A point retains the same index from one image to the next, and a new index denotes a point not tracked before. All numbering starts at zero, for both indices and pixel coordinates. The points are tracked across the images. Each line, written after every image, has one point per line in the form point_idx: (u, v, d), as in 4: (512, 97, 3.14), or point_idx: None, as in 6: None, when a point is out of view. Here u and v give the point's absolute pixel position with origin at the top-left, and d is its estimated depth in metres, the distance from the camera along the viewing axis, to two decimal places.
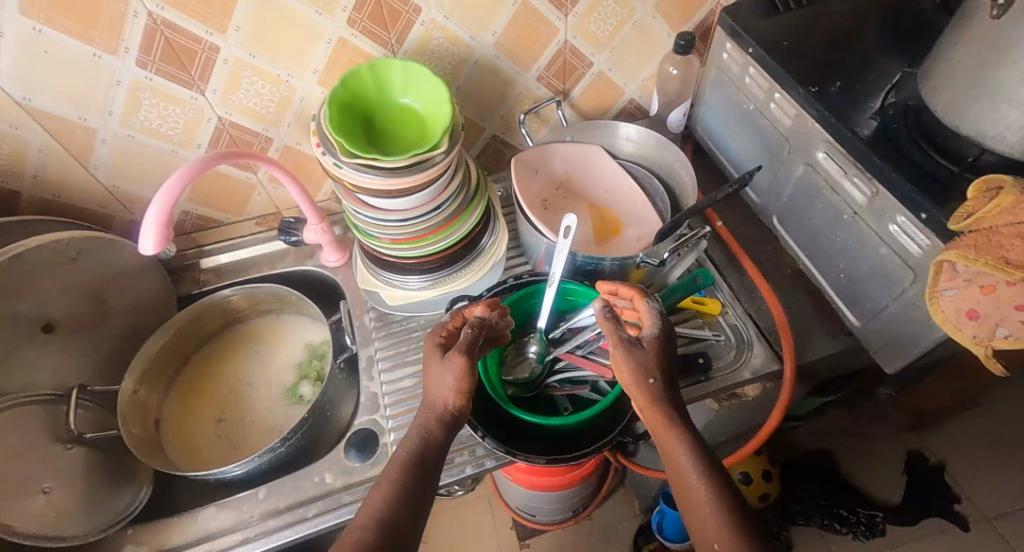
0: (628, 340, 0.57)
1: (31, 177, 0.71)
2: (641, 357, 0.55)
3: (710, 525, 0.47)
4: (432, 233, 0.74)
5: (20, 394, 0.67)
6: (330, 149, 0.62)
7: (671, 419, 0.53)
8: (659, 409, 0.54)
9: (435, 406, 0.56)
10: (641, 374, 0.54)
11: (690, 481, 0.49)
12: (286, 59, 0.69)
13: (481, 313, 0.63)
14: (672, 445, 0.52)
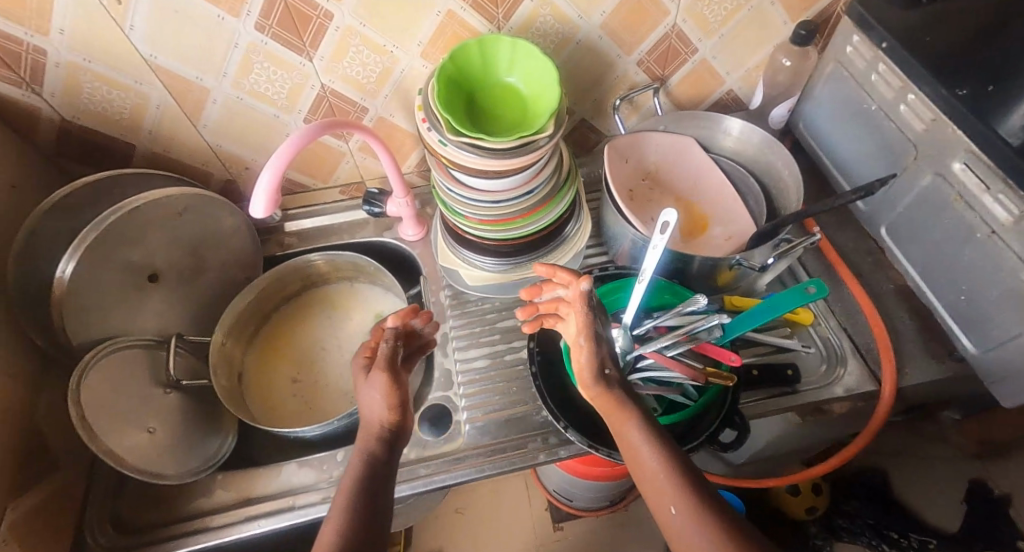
0: (597, 335, 0.57)
1: (147, 132, 0.74)
2: (601, 350, 0.58)
3: (664, 487, 0.50)
4: (521, 217, 0.73)
5: (127, 338, 0.71)
6: (435, 126, 0.61)
7: (621, 403, 0.56)
8: (618, 399, 0.56)
9: (372, 427, 0.57)
10: (598, 365, 0.57)
11: (645, 457, 0.53)
12: (393, 30, 0.68)
13: (394, 325, 0.65)
14: (625, 426, 0.55)
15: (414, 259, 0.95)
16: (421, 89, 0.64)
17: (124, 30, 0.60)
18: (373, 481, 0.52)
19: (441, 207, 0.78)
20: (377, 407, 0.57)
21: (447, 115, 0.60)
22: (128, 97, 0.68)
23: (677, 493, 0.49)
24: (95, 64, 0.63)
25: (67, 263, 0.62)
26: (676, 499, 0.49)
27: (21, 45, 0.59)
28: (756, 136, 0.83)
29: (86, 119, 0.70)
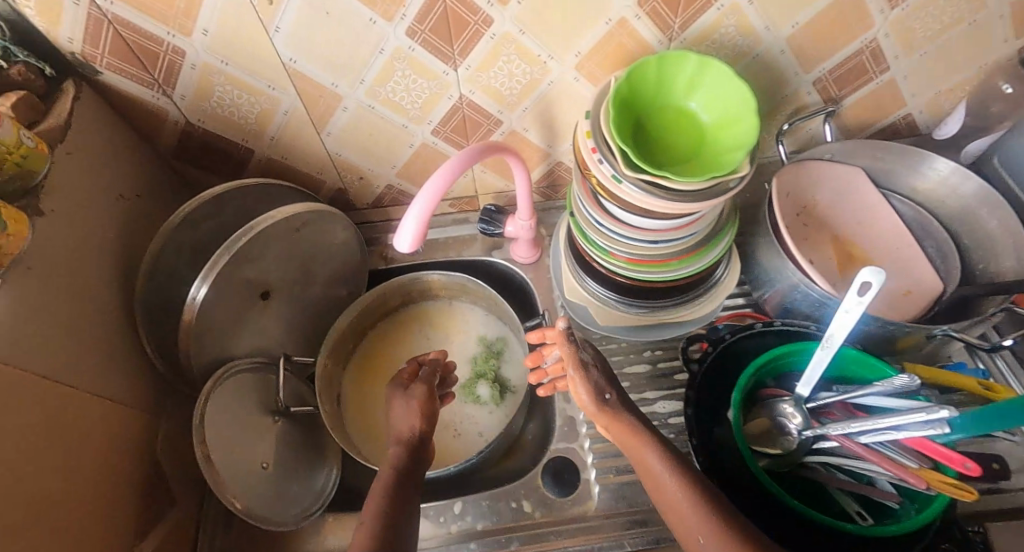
0: (584, 362, 0.54)
1: (269, 138, 0.68)
2: (592, 378, 0.54)
3: (692, 520, 0.47)
4: (676, 258, 0.64)
5: (232, 363, 0.66)
6: (609, 159, 0.53)
7: (637, 429, 0.52)
8: (622, 421, 0.53)
9: (401, 435, 0.57)
10: (597, 393, 0.54)
11: (665, 483, 0.49)
12: (554, 40, 0.59)
13: (434, 356, 0.70)
14: (642, 449, 0.51)
15: (525, 282, 0.88)
16: (588, 111, 0.56)
17: (269, 33, 0.53)
18: (398, 490, 0.49)
19: (579, 236, 0.70)
20: (408, 420, 0.59)
21: (625, 148, 0.51)
22: (258, 101, 0.62)
23: (706, 528, 0.45)
24: (232, 67, 0.57)
25: (200, 286, 0.58)
26: (703, 532, 0.45)
27: (161, 45, 0.53)
28: (972, 187, 0.69)
29: (210, 122, 0.64)
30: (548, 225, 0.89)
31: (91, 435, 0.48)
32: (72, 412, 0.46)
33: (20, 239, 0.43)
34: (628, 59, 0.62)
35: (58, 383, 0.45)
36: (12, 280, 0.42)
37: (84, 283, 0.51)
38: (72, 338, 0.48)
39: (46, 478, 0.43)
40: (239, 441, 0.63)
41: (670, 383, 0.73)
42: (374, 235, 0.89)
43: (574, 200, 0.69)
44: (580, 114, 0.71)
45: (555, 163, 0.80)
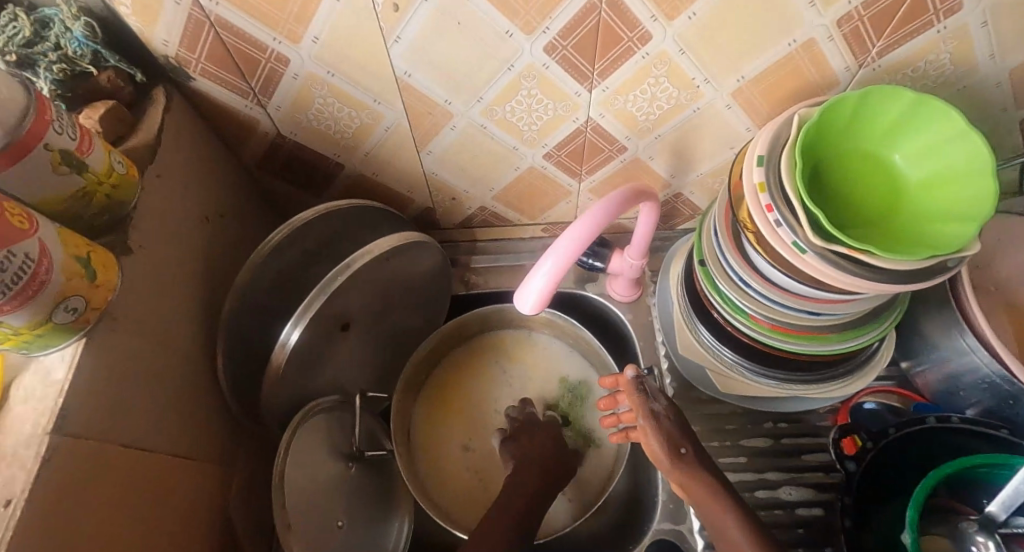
0: (655, 413, 0.50)
1: (362, 154, 0.61)
2: (665, 431, 0.49)
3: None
4: (836, 332, 0.53)
5: (308, 405, 0.60)
6: (791, 224, 0.42)
7: (712, 484, 0.48)
8: (703, 482, 0.48)
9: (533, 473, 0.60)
10: (674, 446, 0.49)
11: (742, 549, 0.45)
12: (718, 62, 0.48)
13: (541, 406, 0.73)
14: (717, 512, 0.47)
15: (621, 322, 0.78)
16: (762, 155, 0.45)
17: (388, 43, 0.45)
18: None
19: (708, 287, 0.60)
20: (542, 446, 0.64)
21: (820, 215, 0.40)
22: (359, 116, 0.54)
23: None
24: (337, 78, 0.49)
25: (293, 329, 0.53)
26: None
27: (264, 52, 0.46)
28: None
29: (303, 135, 0.57)
30: (651, 259, 0.79)
31: (167, 506, 0.42)
32: (151, 484, 0.41)
33: (109, 288, 0.37)
34: (801, 87, 0.51)
35: (138, 452, 0.40)
36: (96, 338, 0.36)
37: (167, 327, 0.44)
38: (151, 395, 0.42)
39: None
40: (315, 495, 0.57)
41: (796, 464, 0.63)
42: (457, 256, 0.81)
43: (710, 244, 0.58)
44: (719, 144, 0.60)
45: (674, 193, 0.70)
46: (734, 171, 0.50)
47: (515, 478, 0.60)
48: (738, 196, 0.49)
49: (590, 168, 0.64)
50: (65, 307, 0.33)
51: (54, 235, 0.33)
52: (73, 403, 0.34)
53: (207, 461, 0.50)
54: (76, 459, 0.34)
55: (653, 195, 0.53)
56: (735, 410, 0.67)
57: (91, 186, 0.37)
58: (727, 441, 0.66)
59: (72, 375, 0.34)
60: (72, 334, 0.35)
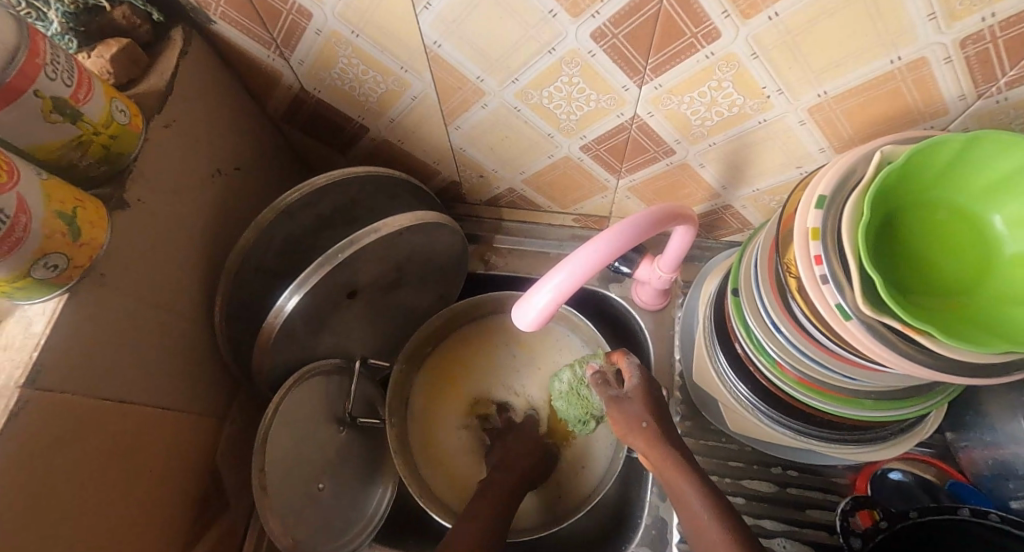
0: (615, 397, 0.56)
1: (388, 120, 0.57)
2: (626, 407, 0.54)
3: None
4: (872, 399, 0.47)
5: (306, 368, 0.60)
6: (840, 283, 0.36)
7: (675, 459, 0.50)
8: (662, 452, 0.51)
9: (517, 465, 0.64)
10: (633, 421, 0.53)
11: (702, 518, 0.47)
12: (797, 74, 0.41)
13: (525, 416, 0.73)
14: (679, 481, 0.49)
15: (640, 331, 0.73)
16: (823, 196, 0.38)
17: (416, 9, 0.40)
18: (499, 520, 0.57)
19: (737, 319, 0.54)
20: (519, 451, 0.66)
21: (878, 281, 0.34)
22: (385, 81, 0.50)
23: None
24: (362, 40, 0.45)
25: (290, 296, 0.52)
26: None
27: (285, 3, 0.42)
28: None
29: (327, 94, 0.54)
30: (685, 269, 0.73)
31: (148, 457, 0.43)
32: (131, 435, 0.41)
33: (95, 245, 0.36)
34: (896, 113, 0.43)
35: (120, 405, 0.40)
36: (80, 293, 0.36)
37: (162, 282, 0.44)
38: (141, 350, 0.42)
39: (96, 520, 0.39)
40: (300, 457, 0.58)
41: (798, 518, 0.59)
42: (480, 232, 0.78)
43: (747, 274, 0.52)
44: (783, 162, 0.52)
45: (723, 204, 0.63)
46: (789, 206, 0.43)
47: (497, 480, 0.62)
48: (786, 235, 0.43)
49: (631, 167, 0.59)
50: (44, 264, 0.32)
51: (36, 187, 0.31)
52: (50, 359, 0.34)
53: (198, 412, 0.51)
54: (49, 413, 0.34)
55: (692, 219, 0.49)
56: (743, 447, 0.63)
57: (87, 136, 0.36)
58: (728, 479, 0.62)
59: (50, 330, 0.34)
60: (55, 290, 0.34)
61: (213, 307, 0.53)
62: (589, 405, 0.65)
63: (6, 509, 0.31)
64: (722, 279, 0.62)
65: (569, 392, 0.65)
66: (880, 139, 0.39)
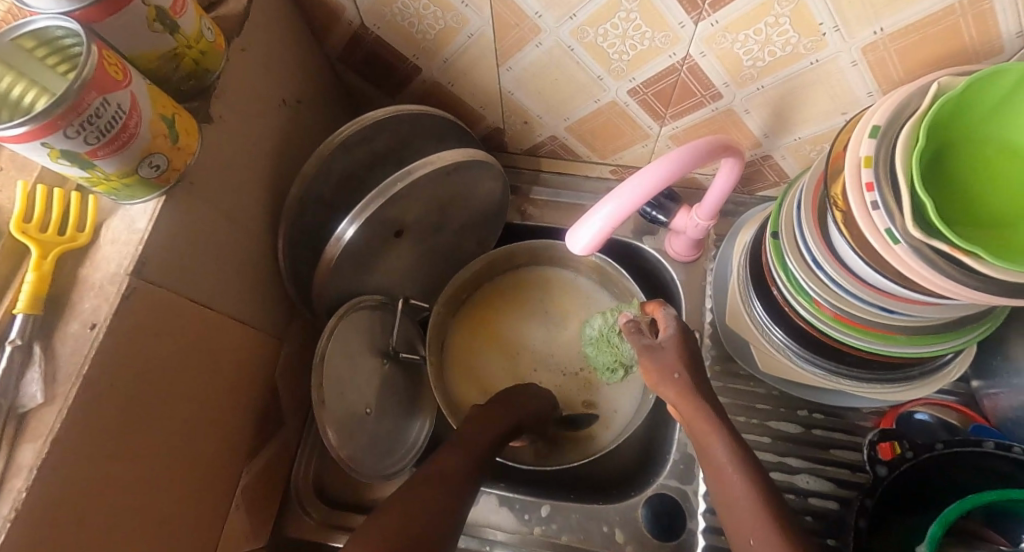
0: (648, 345, 0.55)
1: (442, 60, 0.59)
2: (661, 354, 0.53)
3: (733, 490, 0.45)
4: (905, 334, 0.49)
5: (356, 299, 0.63)
6: (890, 209, 0.37)
7: (705, 410, 0.49)
8: (693, 402, 0.50)
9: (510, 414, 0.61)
10: (666, 371, 0.52)
11: (724, 468, 0.46)
12: (855, 10, 0.41)
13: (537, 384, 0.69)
14: (706, 434, 0.48)
15: (673, 281, 0.75)
16: (876, 126, 0.39)
17: None
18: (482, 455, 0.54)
19: (776, 263, 0.56)
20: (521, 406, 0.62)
21: (928, 204, 0.35)
22: (444, 17, 0.52)
23: (755, 525, 0.42)
24: None
25: (349, 225, 0.54)
26: (745, 500, 0.44)
27: None
28: None
29: (386, 31, 0.56)
30: (718, 222, 0.74)
31: (222, 360, 0.47)
32: (210, 337, 0.45)
33: (190, 152, 0.39)
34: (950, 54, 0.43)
35: (202, 308, 0.43)
36: (175, 197, 0.39)
37: (236, 199, 0.47)
38: (217, 260, 0.45)
39: (179, 408, 0.42)
40: (350, 382, 0.61)
41: (822, 457, 0.62)
42: (519, 183, 0.80)
43: (789, 217, 0.54)
44: (828, 108, 0.53)
45: (762, 155, 0.64)
46: (838, 144, 0.45)
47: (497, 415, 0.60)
48: (835, 170, 0.44)
49: (676, 113, 0.60)
50: (148, 163, 0.35)
51: (145, 90, 0.34)
52: (150, 253, 0.37)
53: (261, 331, 0.54)
54: (148, 302, 0.37)
55: (740, 153, 0.50)
56: (770, 391, 0.65)
57: (181, 49, 0.38)
58: (754, 420, 0.64)
59: (151, 227, 0.37)
60: (154, 191, 0.37)
61: (276, 234, 0.56)
62: (619, 352, 0.70)
63: (110, 381, 0.35)
64: (759, 227, 0.63)
65: (600, 338, 0.71)
66: (936, 72, 0.40)
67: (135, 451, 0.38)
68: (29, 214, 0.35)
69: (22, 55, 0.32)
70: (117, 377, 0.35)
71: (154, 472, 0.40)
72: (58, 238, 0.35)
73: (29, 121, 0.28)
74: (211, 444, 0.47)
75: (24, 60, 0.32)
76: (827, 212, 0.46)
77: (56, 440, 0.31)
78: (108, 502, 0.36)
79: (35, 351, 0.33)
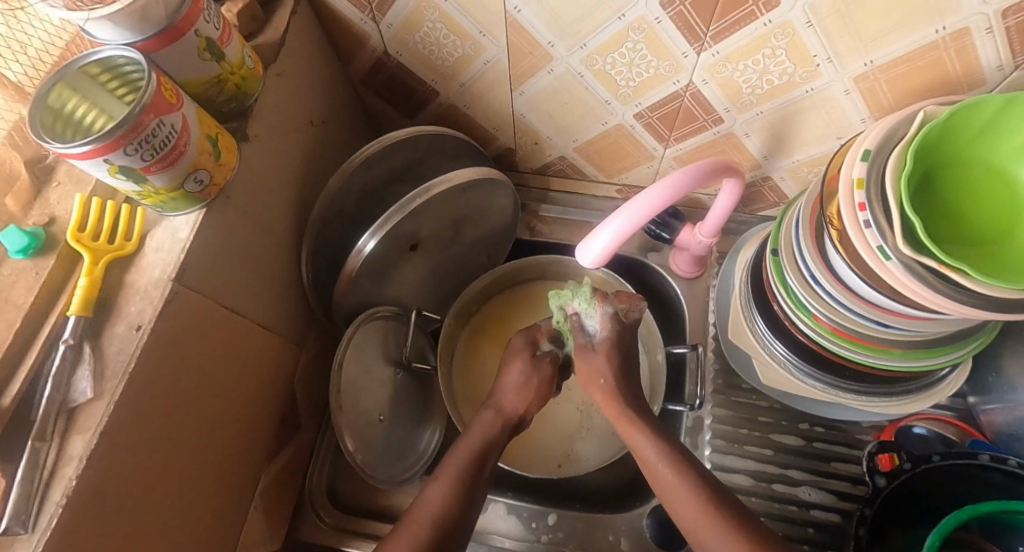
0: (581, 346, 0.58)
1: (459, 84, 0.63)
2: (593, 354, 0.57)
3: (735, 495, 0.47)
4: (901, 348, 0.51)
5: (372, 308, 0.66)
6: (882, 229, 0.40)
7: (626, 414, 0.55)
8: (619, 405, 0.56)
9: (506, 412, 0.58)
10: (594, 376, 0.57)
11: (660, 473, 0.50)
12: (847, 42, 0.45)
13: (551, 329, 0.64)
14: (633, 432, 0.54)
15: (677, 297, 0.77)
16: (868, 150, 0.42)
17: None
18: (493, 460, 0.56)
19: (777, 279, 0.58)
20: (518, 395, 0.59)
21: (916, 224, 0.38)
22: (462, 45, 0.56)
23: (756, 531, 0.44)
24: (449, 4, 0.51)
25: (369, 238, 0.57)
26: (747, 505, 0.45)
27: None
28: None
29: (407, 58, 0.61)
30: (721, 240, 0.77)
31: (248, 364, 0.50)
32: (238, 341, 0.47)
33: (229, 168, 0.42)
34: (937, 85, 0.46)
35: (233, 313, 0.46)
36: (214, 210, 0.42)
37: (266, 212, 0.50)
38: (247, 270, 0.48)
39: (209, 408, 0.45)
40: (364, 389, 0.63)
41: (824, 469, 0.63)
42: (528, 201, 0.83)
43: (788, 236, 0.56)
44: (824, 133, 0.56)
45: (763, 176, 0.67)
46: (833, 166, 0.47)
47: (483, 417, 0.58)
48: (831, 191, 0.46)
49: (679, 136, 0.63)
50: (194, 178, 0.39)
51: (193, 112, 0.37)
52: (191, 261, 0.40)
53: (283, 337, 0.57)
54: (188, 306, 0.40)
55: (740, 172, 0.53)
56: (773, 405, 0.67)
57: (225, 75, 0.41)
58: (757, 432, 0.66)
59: (193, 237, 0.40)
60: (196, 204, 0.40)
61: (299, 246, 0.58)
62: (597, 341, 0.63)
63: (153, 378, 0.37)
64: (760, 245, 0.66)
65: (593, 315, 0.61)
66: (923, 101, 0.43)
67: (168, 447, 0.40)
68: (83, 224, 0.38)
69: (87, 81, 0.35)
70: (158, 375, 0.38)
71: (185, 468, 0.43)
72: (108, 246, 0.38)
73: (94, 141, 0.31)
74: (233, 444, 0.49)
75: (88, 85, 0.36)
76: (824, 231, 0.49)
77: (104, 432, 0.34)
78: (143, 495, 0.38)
79: (85, 350, 0.35)
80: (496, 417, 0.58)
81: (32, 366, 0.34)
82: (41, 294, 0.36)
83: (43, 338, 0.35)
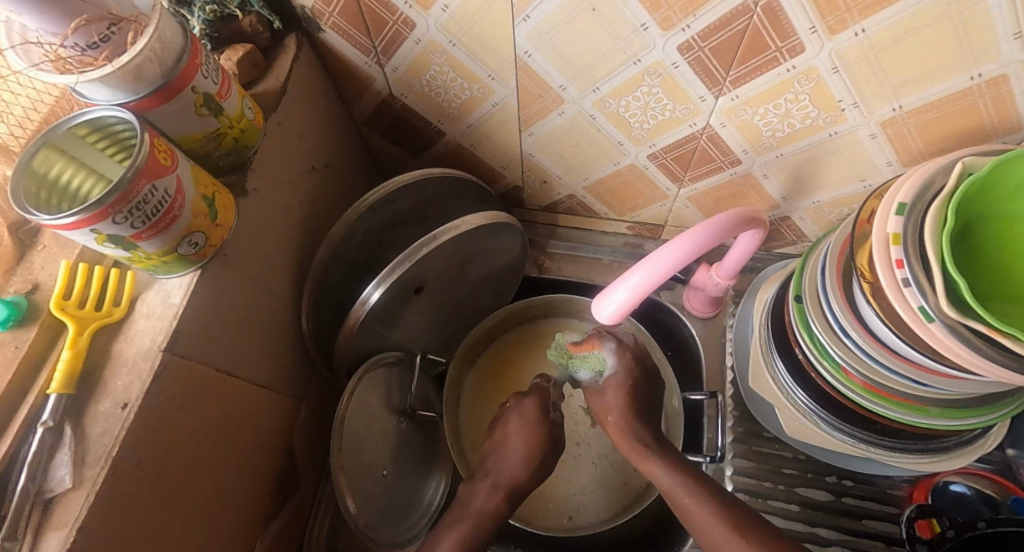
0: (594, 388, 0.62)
1: (466, 124, 0.62)
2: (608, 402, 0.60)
3: None
4: (939, 407, 0.48)
5: (377, 355, 0.63)
6: (923, 286, 0.36)
7: (642, 444, 0.56)
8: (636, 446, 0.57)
9: (504, 475, 0.58)
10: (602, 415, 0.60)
11: (674, 490, 0.52)
12: (874, 89, 0.42)
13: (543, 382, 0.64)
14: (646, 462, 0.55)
15: (692, 338, 0.74)
16: (903, 203, 0.38)
17: (516, 20, 0.44)
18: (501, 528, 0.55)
19: (799, 325, 0.55)
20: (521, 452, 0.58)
21: (962, 285, 0.34)
22: (471, 88, 0.55)
23: None
24: (457, 49, 0.50)
25: (375, 288, 0.54)
26: None
27: (393, 14, 0.48)
28: None
29: (412, 99, 0.60)
30: (737, 278, 0.74)
31: (243, 425, 0.47)
32: (231, 404, 0.45)
33: (226, 227, 0.40)
34: (969, 132, 0.42)
35: (226, 376, 0.43)
36: (210, 271, 0.40)
37: (264, 265, 0.47)
38: (244, 328, 0.45)
39: (202, 480, 0.42)
40: (368, 444, 0.59)
41: (855, 528, 0.59)
42: (535, 237, 0.80)
43: (812, 282, 0.53)
44: (848, 176, 0.53)
45: (781, 215, 0.64)
46: (864, 213, 0.44)
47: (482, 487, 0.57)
48: (862, 237, 0.43)
49: (694, 176, 0.61)
50: (188, 241, 0.36)
51: (189, 172, 0.35)
52: (184, 328, 0.37)
53: (282, 389, 0.55)
54: (178, 377, 0.37)
55: (762, 223, 0.52)
56: (797, 455, 0.63)
57: (223, 129, 0.40)
58: (781, 486, 0.62)
59: (186, 301, 0.38)
60: (191, 266, 0.38)
61: (299, 295, 0.56)
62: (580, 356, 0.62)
63: (140, 460, 0.35)
64: (781, 285, 0.63)
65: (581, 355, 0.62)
66: (958, 151, 0.40)
67: (153, 531, 0.37)
68: (68, 292, 0.35)
69: (76, 142, 0.34)
70: (146, 456, 0.35)
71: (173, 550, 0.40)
72: (95, 313, 0.36)
73: (80, 211, 0.29)
74: (223, 514, 0.46)
75: (78, 146, 0.34)
76: (852, 279, 0.46)
77: (83, 527, 0.31)
78: None
79: (66, 432, 0.33)
80: (495, 485, 0.57)
81: (6, 451, 0.32)
82: (19, 369, 0.34)
83: (20, 420, 0.32)
